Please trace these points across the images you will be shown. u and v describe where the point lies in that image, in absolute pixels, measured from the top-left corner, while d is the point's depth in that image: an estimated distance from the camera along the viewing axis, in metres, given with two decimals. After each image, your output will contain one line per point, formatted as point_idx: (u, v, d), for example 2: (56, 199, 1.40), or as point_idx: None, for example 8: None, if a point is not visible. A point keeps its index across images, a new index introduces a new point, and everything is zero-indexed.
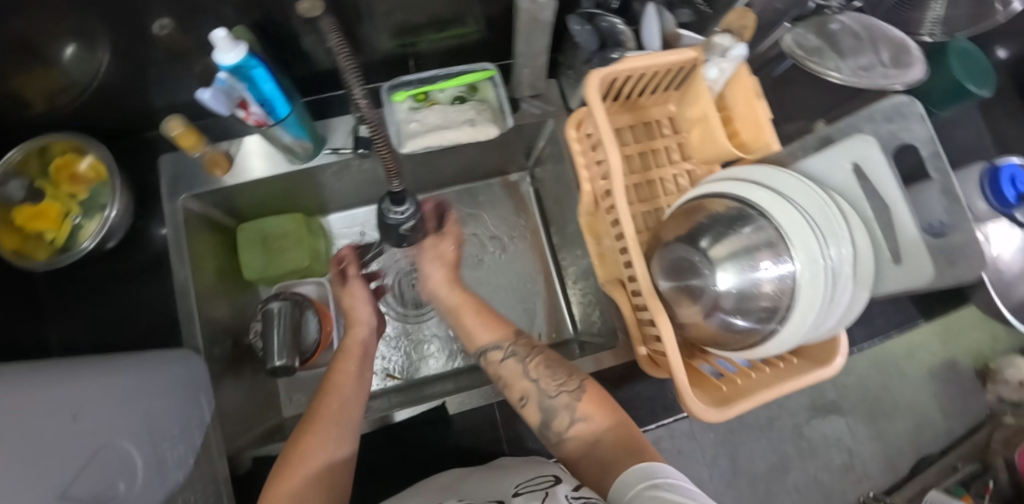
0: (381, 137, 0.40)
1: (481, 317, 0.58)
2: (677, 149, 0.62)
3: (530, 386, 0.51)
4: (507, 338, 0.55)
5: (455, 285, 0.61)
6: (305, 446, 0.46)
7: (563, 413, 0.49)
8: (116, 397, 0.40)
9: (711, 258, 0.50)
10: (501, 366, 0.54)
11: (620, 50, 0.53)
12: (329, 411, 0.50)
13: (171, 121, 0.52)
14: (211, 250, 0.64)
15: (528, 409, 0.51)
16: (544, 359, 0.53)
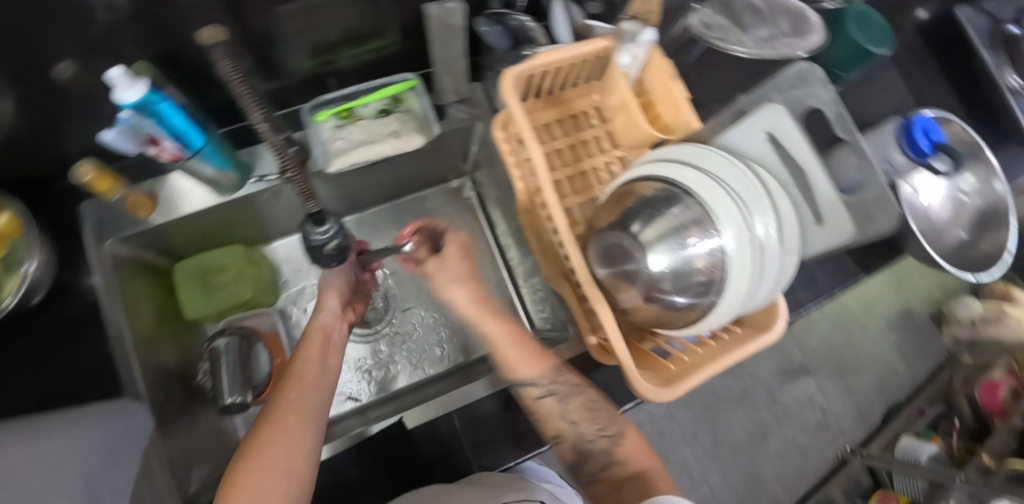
0: (289, 162, 0.40)
1: (522, 348, 0.52)
2: (607, 137, 0.62)
3: (568, 427, 0.52)
4: (547, 375, 0.52)
5: (489, 314, 0.52)
6: (265, 439, 0.42)
7: (601, 453, 0.52)
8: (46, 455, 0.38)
9: (643, 242, 0.51)
10: (537, 404, 0.52)
11: (532, 47, 0.54)
12: (289, 402, 0.46)
13: (82, 166, 0.51)
14: (147, 294, 0.62)
15: (563, 445, 0.53)
16: (589, 400, 0.53)
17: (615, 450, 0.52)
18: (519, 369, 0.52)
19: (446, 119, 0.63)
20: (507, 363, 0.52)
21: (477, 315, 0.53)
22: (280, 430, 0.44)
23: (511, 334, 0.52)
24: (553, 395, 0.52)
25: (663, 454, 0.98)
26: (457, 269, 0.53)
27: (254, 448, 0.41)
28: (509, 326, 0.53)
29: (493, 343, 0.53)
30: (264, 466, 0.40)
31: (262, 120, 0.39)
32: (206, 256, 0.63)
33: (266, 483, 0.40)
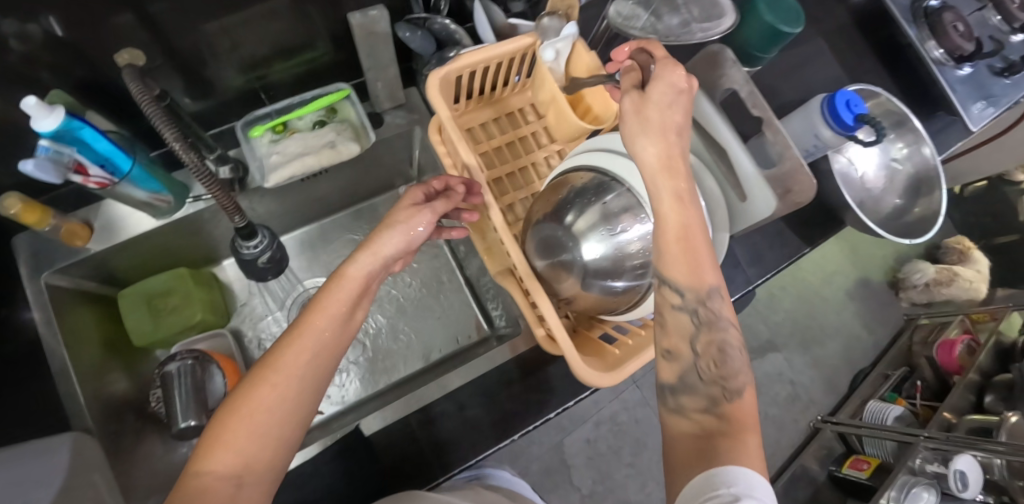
0: (209, 178, 0.42)
1: (693, 245, 0.35)
2: (544, 133, 0.64)
3: (687, 351, 0.37)
4: (702, 296, 0.36)
5: (665, 188, 0.35)
6: (257, 401, 0.34)
7: (705, 399, 0.35)
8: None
9: (576, 232, 0.52)
10: (671, 316, 0.37)
11: (456, 49, 0.54)
12: (293, 357, 0.37)
13: (7, 199, 0.50)
14: (94, 324, 0.61)
15: (665, 365, 0.38)
16: (721, 341, 0.36)
17: (726, 406, 0.34)
18: (672, 268, 0.36)
19: (384, 125, 0.64)
20: (663, 251, 0.36)
21: (663, 184, 0.35)
22: (278, 392, 0.35)
23: (684, 231, 0.35)
24: (688, 310, 0.36)
25: (640, 440, 1.02)
26: (655, 118, 0.36)
27: (243, 408, 0.34)
28: (689, 219, 0.35)
29: (657, 216, 0.36)
30: (250, 435, 0.33)
31: (177, 141, 0.38)
32: (150, 281, 0.62)
33: (254, 451, 0.33)
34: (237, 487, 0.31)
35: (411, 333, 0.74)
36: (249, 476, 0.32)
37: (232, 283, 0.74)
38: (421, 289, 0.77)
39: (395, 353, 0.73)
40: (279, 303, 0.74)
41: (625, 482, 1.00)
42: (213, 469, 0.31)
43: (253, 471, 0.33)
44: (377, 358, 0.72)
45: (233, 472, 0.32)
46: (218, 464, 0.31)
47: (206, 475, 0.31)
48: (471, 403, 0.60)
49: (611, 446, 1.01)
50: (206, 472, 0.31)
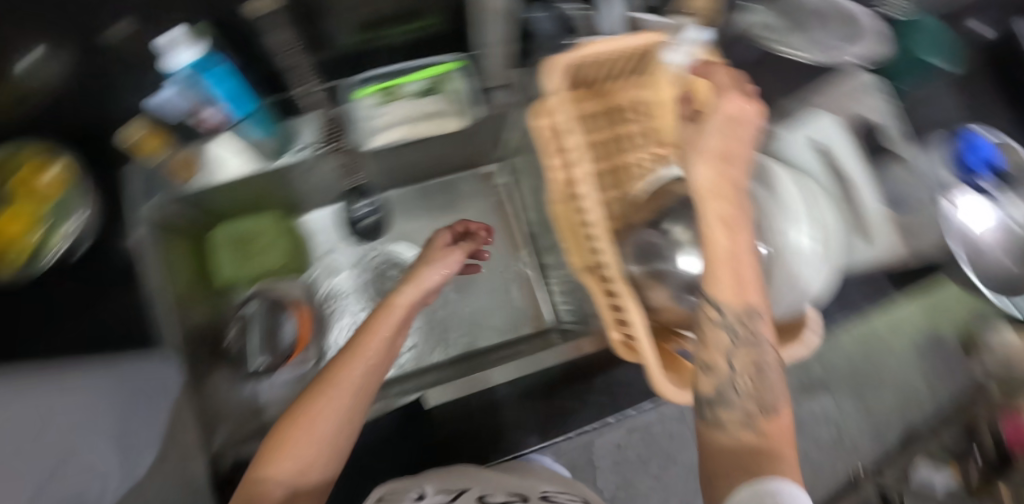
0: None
1: (742, 269, 0.35)
2: (643, 134, 0.61)
3: (724, 367, 0.36)
4: (745, 316, 0.35)
5: (725, 207, 0.34)
6: (317, 412, 0.37)
7: (742, 415, 0.35)
8: (74, 405, 0.42)
9: (675, 242, 0.51)
10: (711, 333, 0.36)
11: (576, 36, 0.54)
12: (348, 373, 0.40)
13: (133, 124, 0.53)
14: (188, 256, 0.62)
15: (702, 385, 0.37)
16: (760, 361, 0.36)
17: (764, 424, 0.34)
18: (720, 285, 0.35)
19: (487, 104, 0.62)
20: (709, 270, 0.35)
21: (727, 199, 0.34)
22: (332, 407, 0.38)
23: (734, 251, 0.34)
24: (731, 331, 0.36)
25: (672, 455, 0.98)
26: (713, 144, 0.35)
27: (303, 419, 0.37)
28: (745, 241, 0.35)
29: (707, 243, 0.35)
30: (309, 442, 0.36)
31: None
32: (241, 223, 0.66)
33: (311, 456, 0.36)
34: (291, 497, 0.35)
35: (473, 311, 0.74)
36: (306, 477, 0.36)
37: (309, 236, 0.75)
38: (488, 271, 0.76)
39: (456, 333, 0.73)
40: (354, 262, 0.76)
41: (649, 494, 0.97)
42: (273, 474, 0.35)
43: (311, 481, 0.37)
44: (440, 334, 0.72)
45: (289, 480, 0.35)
46: (282, 467, 0.35)
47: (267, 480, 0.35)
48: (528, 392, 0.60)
49: (640, 455, 0.97)
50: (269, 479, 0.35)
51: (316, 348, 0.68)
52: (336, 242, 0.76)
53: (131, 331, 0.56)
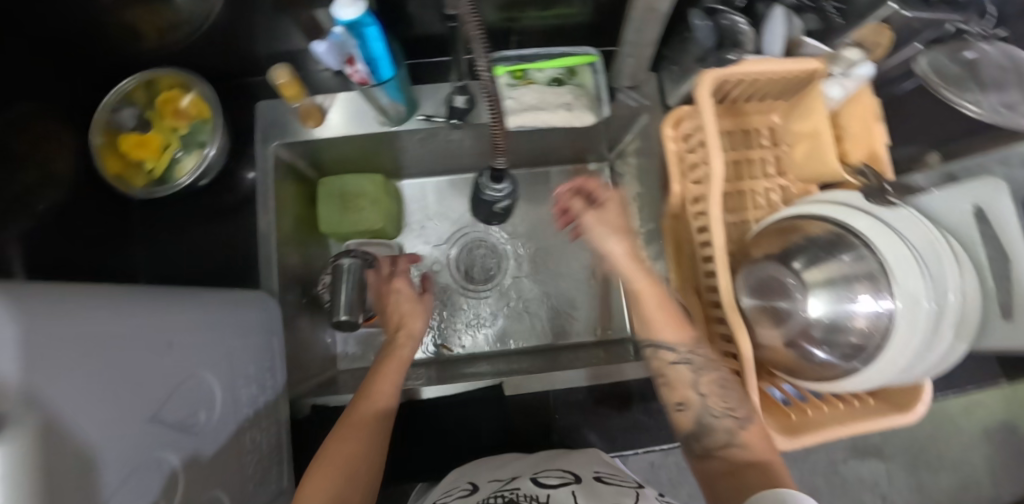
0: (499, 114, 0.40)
1: (666, 310, 0.50)
2: (773, 162, 0.60)
3: (694, 398, 0.47)
4: (688, 342, 0.48)
5: (638, 270, 0.52)
6: (332, 455, 0.42)
7: (724, 432, 0.45)
8: (196, 331, 0.41)
9: (806, 282, 0.49)
10: (673, 368, 0.48)
11: (737, 51, 0.51)
12: (359, 415, 0.45)
13: (276, 70, 0.53)
14: (293, 200, 0.66)
15: (683, 418, 0.47)
16: (721, 378, 0.47)
17: (742, 434, 0.44)
18: (661, 329, 0.49)
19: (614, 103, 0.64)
20: (648, 320, 0.50)
21: (632, 269, 0.52)
22: (348, 449, 0.42)
23: (659, 296, 0.50)
24: (687, 363, 0.48)
25: None
26: (615, 222, 0.54)
27: (324, 462, 0.41)
28: (661, 296, 0.50)
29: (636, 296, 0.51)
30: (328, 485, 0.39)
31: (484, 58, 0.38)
32: (349, 180, 0.68)
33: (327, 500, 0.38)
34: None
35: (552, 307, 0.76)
36: None
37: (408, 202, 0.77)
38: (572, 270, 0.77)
39: (532, 325, 0.75)
40: (445, 234, 0.77)
41: None
42: None
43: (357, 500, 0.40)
44: (517, 321, 0.75)
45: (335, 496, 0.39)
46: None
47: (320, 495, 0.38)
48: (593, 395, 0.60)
49: (670, 479, 0.94)
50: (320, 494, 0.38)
51: None
52: (430, 215, 0.77)
53: (237, 259, 0.62)
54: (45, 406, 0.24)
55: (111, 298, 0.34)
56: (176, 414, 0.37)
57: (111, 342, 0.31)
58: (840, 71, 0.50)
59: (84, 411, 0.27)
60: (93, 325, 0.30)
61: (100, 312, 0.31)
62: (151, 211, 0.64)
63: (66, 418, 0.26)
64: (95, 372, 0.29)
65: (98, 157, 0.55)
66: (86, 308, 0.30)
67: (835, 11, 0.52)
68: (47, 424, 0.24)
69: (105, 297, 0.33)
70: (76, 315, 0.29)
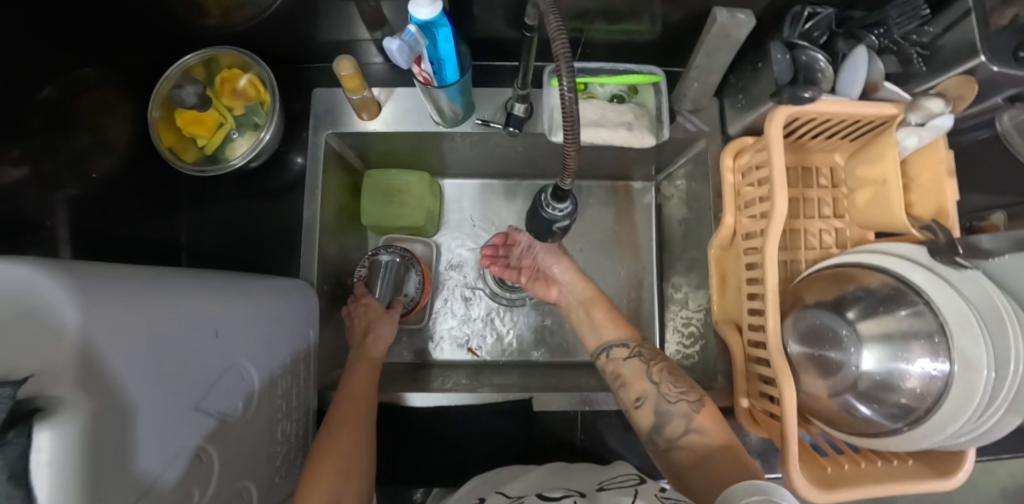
0: (574, 130, 0.36)
1: (605, 312, 0.62)
2: (831, 204, 0.59)
3: (650, 388, 0.53)
4: (635, 341, 0.58)
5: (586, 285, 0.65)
6: (328, 457, 0.47)
7: (681, 419, 0.50)
8: (242, 319, 0.41)
9: (861, 334, 0.48)
10: (624, 364, 0.56)
11: (815, 90, 0.48)
12: (343, 421, 0.50)
13: (342, 61, 0.53)
14: (337, 188, 0.67)
15: (641, 413, 0.52)
16: (668, 367, 0.54)
17: (696, 417, 0.50)
18: (605, 332, 0.60)
19: (673, 125, 0.64)
20: (596, 328, 0.61)
21: (578, 282, 0.65)
22: (339, 450, 0.47)
23: (598, 301, 0.63)
24: (638, 356, 0.56)
25: None
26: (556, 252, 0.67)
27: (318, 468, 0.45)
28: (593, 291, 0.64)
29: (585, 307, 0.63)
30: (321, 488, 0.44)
31: (569, 89, 0.36)
32: (395, 176, 0.69)
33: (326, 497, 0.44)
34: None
35: None
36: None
37: (448, 203, 0.79)
38: (607, 288, 0.79)
39: (562, 338, 0.75)
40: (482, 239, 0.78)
41: None
42: None
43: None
44: (549, 333, 0.75)
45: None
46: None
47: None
48: (618, 419, 0.60)
49: None
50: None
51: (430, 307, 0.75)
52: (472, 217, 0.79)
53: (279, 246, 0.62)
54: (90, 395, 0.24)
55: (163, 282, 0.34)
56: (216, 401, 0.37)
57: (161, 329, 0.31)
58: (918, 120, 0.48)
59: (123, 395, 0.27)
60: (145, 311, 0.30)
61: (153, 296, 0.31)
62: (195, 190, 0.64)
63: (109, 407, 0.25)
64: (144, 358, 0.29)
65: (155, 130, 0.55)
66: (143, 293, 0.30)
67: (919, 60, 0.50)
68: (90, 413, 0.24)
69: (157, 281, 0.33)
70: (130, 300, 0.29)
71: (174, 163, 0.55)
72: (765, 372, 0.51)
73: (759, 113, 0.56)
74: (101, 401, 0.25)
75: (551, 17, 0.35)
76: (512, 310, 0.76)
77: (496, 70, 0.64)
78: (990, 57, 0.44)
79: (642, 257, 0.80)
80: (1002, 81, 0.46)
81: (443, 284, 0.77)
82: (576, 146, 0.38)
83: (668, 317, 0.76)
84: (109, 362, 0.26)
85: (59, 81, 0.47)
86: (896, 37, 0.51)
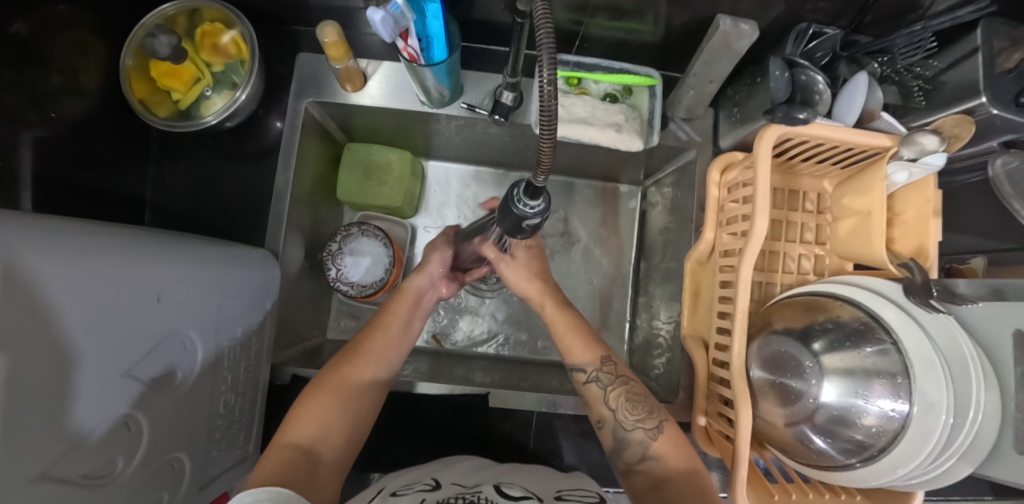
0: (552, 125, 0.33)
1: (574, 334, 0.56)
2: (813, 229, 0.59)
3: (608, 413, 0.51)
4: (596, 363, 0.53)
5: (548, 300, 0.59)
6: (339, 381, 0.48)
7: (637, 445, 0.49)
8: (190, 286, 0.39)
9: (824, 366, 0.46)
10: (585, 388, 0.53)
11: (809, 110, 0.47)
12: (368, 348, 0.52)
13: (325, 27, 0.50)
14: (314, 159, 0.65)
15: (603, 433, 0.52)
16: (627, 391, 0.51)
17: (653, 442, 0.48)
18: (573, 353, 0.55)
19: (665, 132, 0.63)
20: (563, 349, 0.56)
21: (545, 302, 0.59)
22: (354, 375, 0.49)
23: (568, 321, 0.57)
24: (598, 382, 0.53)
25: None
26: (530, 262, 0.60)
27: (327, 389, 0.47)
28: (568, 314, 0.58)
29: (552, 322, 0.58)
30: (327, 411, 0.46)
31: (547, 79, 0.32)
32: (375, 152, 0.69)
33: (327, 418, 0.46)
34: (314, 457, 0.43)
35: None
36: (324, 439, 0.44)
37: (430, 185, 0.78)
38: (584, 289, 0.78)
39: (530, 334, 0.75)
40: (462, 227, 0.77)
41: None
42: (292, 434, 0.43)
43: (326, 457, 0.44)
44: (518, 328, 0.75)
45: (304, 443, 0.43)
46: (302, 426, 0.44)
47: (292, 444, 0.43)
48: (575, 423, 0.59)
49: None
50: (295, 443, 0.43)
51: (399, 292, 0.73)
52: (454, 203, 0.78)
53: (249, 211, 0.61)
54: (13, 354, 0.23)
55: (102, 241, 0.31)
56: (154, 370, 0.35)
57: (100, 289, 0.29)
58: (909, 154, 0.47)
59: (46, 357, 0.25)
60: (77, 270, 0.27)
61: (91, 253, 0.29)
62: (166, 145, 0.61)
63: (34, 368, 0.24)
64: (77, 319, 0.27)
65: (127, 80, 0.53)
66: (81, 252, 0.29)
67: (920, 94, 0.49)
68: (10, 373, 0.22)
69: (97, 238, 0.31)
70: (62, 259, 0.27)
71: (145, 115, 0.52)
72: (725, 393, 0.50)
73: (752, 127, 0.55)
74: (24, 361, 0.23)
75: (538, 4, 0.32)
76: (484, 302, 0.75)
77: (490, 56, 0.62)
78: (991, 98, 0.43)
79: (621, 262, 0.79)
80: (999, 125, 0.44)
81: (416, 267, 0.75)
82: (553, 142, 0.34)
83: (639, 326, 0.75)
84: (33, 322, 0.24)
85: (28, 17, 0.45)
86: (899, 66, 0.49)
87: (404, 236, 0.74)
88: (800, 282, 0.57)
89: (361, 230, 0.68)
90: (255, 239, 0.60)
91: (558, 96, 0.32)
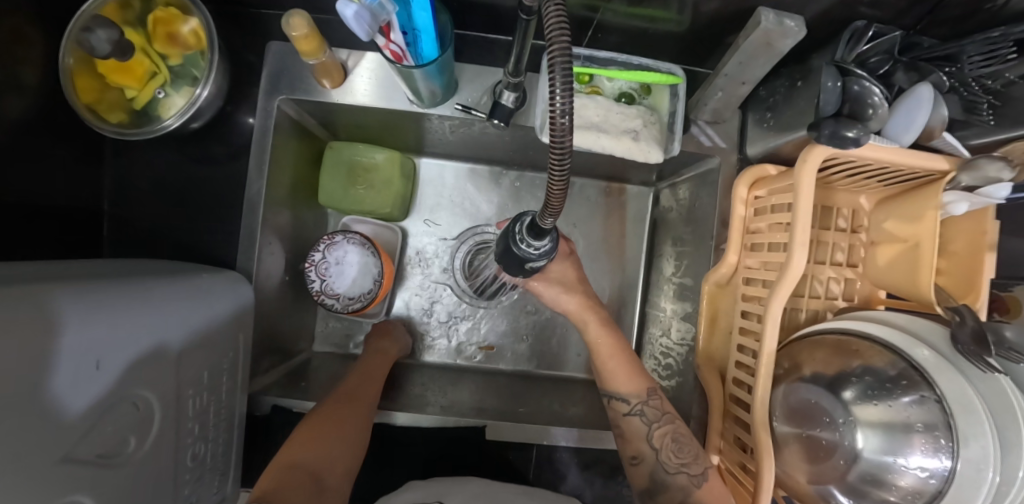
0: (564, 147, 0.25)
1: (619, 358, 0.53)
2: (846, 250, 0.53)
3: (648, 451, 0.49)
4: (641, 396, 0.51)
5: (593, 317, 0.54)
6: (339, 408, 0.50)
7: (679, 490, 0.47)
8: (136, 341, 0.33)
9: (856, 417, 0.42)
10: (625, 421, 0.51)
11: (862, 126, 0.40)
12: (357, 386, 0.54)
13: (293, 18, 0.42)
14: (292, 160, 0.58)
15: (638, 471, 0.49)
16: (673, 432, 0.49)
17: (698, 490, 0.46)
18: (617, 381, 0.52)
19: (686, 136, 0.56)
20: (608, 376, 0.53)
21: (588, 320, 0.54)
22: (354, 404, 0.51)
23: (614, 345, 0.54)
24: (642, 415, 0.50)
25: None
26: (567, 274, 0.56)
27: (330, 416, 0.49)
28: (613, 339, 0.54)
29: (593, 343, 0.54)
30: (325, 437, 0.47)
31: (562, 91, 0.24)
32: (360, 153, 0.62)
33: (324, 443, 0.47)
34: (316, 480, 0.43)
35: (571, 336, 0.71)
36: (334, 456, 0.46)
37: (423, 184, 0.71)
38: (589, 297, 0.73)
39: (530, 348, 0.70)
40: (458, 232, 0.71)
41: None
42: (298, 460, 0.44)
43: (329, 481, 0.44)
44: (517, 341, 0.70)
45: (305, 467, 0.44)
46: (306, 448, 0.45)
47: (296, 468, 0.43)
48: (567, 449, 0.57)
49: None
50: (295, 467, 0.43)
51: (388, 302, 0.68)
52: (449, 204, 0.71)
53: (220, 225, 0.55)
54: None
55: (25, 305, 0.25)
56: (98, 446, 0.30)
57: (23, 376, 0.24)
58: (969, 182, 0.41)
59: None
60: None
61: (12, 333, 0.24)
62: (126, 146, 0.55)
63: None
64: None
65: (70, 79, 0.45)
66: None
67: (988, 110, 0.41)
68: None
69: (20, 303, 0.25)
70: None
71: (90, 120, 0.45)
72: (745, 438, 0.46)
73: (794, 137, 0.48)
74: None
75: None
76: (480, 312, 0.70)
77: (488, 45, 0.55)
78: None
79: (629, 270, 0.74)
80: None
81: (408, 275, 0.70)
82: (564, 180, 0.27)
83: (646, 339, 0.71)
84: None
85: None
86: (968, 78, 0.40)
87: (395, 242, 0.68)
88: (827, 309, 0.52)
89: (345, 238, 0.62)
90: (228, 254, 0.55)
91: (572, 131, 0.25)
